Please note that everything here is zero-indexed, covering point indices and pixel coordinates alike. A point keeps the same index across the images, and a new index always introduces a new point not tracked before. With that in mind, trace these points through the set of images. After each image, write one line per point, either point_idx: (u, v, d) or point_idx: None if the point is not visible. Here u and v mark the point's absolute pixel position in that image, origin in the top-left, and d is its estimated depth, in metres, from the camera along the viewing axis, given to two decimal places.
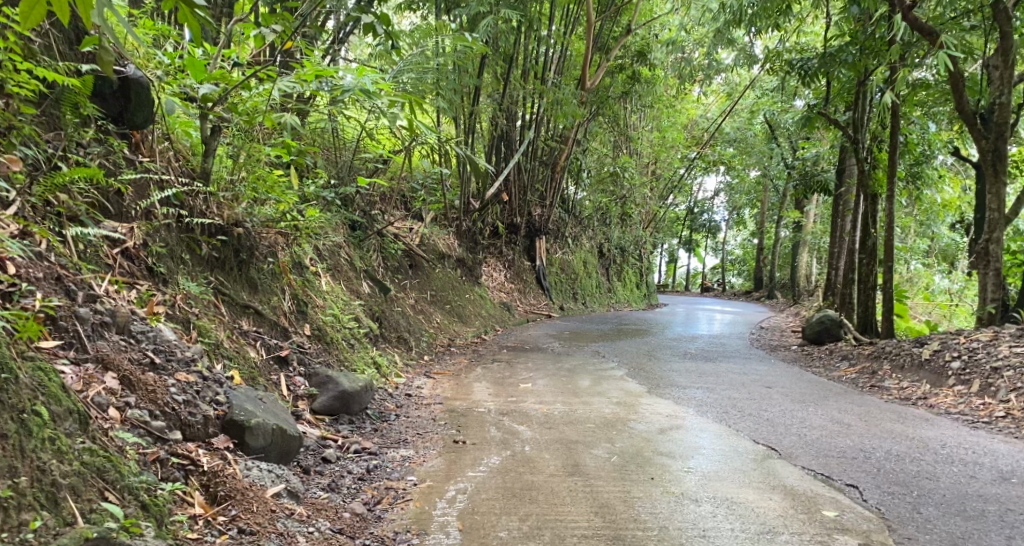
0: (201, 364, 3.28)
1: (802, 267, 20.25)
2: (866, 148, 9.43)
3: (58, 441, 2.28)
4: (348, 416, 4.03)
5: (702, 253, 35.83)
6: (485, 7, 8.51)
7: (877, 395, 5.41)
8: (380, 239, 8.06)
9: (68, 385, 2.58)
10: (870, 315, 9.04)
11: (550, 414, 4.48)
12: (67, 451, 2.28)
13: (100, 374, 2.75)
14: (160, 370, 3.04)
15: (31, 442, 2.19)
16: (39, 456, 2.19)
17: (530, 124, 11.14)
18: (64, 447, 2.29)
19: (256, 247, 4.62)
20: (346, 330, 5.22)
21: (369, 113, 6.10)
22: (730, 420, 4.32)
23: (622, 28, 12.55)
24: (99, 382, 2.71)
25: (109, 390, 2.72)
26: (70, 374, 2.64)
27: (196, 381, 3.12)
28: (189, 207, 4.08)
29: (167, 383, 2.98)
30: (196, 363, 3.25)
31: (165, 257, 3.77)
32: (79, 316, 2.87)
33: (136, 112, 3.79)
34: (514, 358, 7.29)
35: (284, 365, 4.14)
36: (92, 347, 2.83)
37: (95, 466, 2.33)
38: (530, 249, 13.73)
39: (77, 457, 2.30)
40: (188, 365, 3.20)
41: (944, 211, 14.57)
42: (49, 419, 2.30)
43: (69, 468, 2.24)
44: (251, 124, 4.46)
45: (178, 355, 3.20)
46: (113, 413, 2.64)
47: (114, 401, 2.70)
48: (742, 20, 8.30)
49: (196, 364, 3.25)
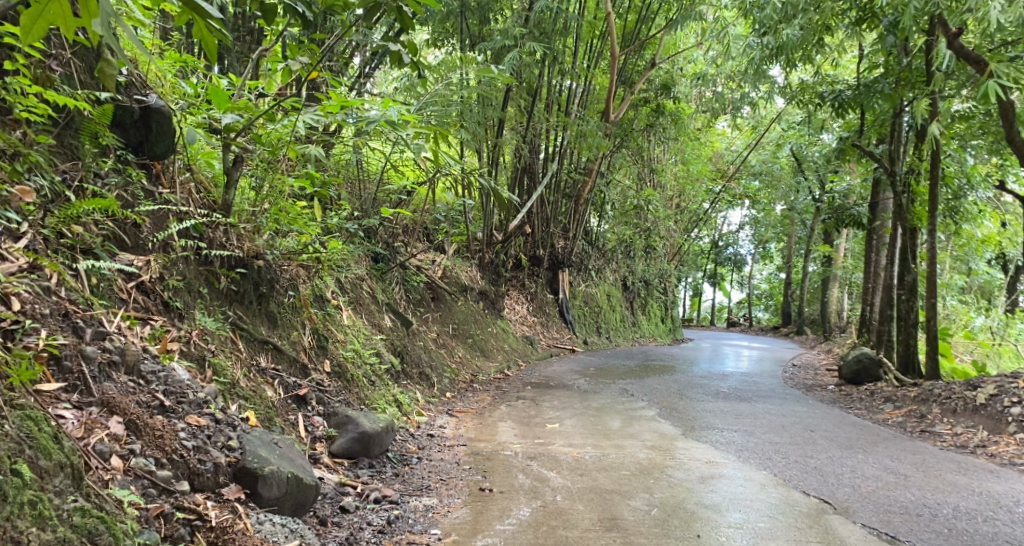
0: (214, 405, 3.11)
1: (832, 301, 19.78)
2: (902, 180, 9.17)
3: (40, 505, 2.07)
4: (368, 460, 3.83)
5: (726, 287, 35.33)
6: (510, 41, 8.48)
7: (930, 443, 5.11)
8: (403, 271, 7.92)
9: (68, 432, 2.42)
10: (911, 354, 8.71)
11: (580, 459, 4.23)
12: (50, 516, 2.07)
13: (104, 418, 2.60)
14: (170, 414, 2.87)
15: (6, 508, 1.97)
16: (15, 524, 1.96)
17: (553, 156, 11.04)
18: (47, 511, 2.08)
19: (277, 280, 4.47)
20: (367, 367, 5.03)
21: (394, 144, 6.01)
22: (775, 468, 4.04)
23: (646, 62, 12.54)
24: (103, 427, 2.56)
25: (113, 437, 2.56)
26: (70, 420, 2.48)
27: (208, 425, 2.94)
28: (208, 239, 3.95)
29: (177, 428, 2.80)
30: (208, 405, 3.07)
31: (182, 290, 3.64)
32: (85, 355, 2.72)
33: (157, 142, 3.67)
34: (540, 395, 7.05)
35: (302, 404, 3.97)
36: (97, 389, 2.68)
37: (85, 530, 2.14)
38: (553, 281, 13.51)
39: (66, 520, 2.11)
40: (200, 408, 3.02)
41: (983, 246, 14.16)
42: (32, 478, 2.10)
43: (51, 536, 2.04)
44: (275, 156, 4.35)
45: (190, 397, 3.02)
46: (115, 462, 2.48)
47: (117, 448, 2.54)
48: (773, 55, 8.15)
49: (209, 406, 3.07)
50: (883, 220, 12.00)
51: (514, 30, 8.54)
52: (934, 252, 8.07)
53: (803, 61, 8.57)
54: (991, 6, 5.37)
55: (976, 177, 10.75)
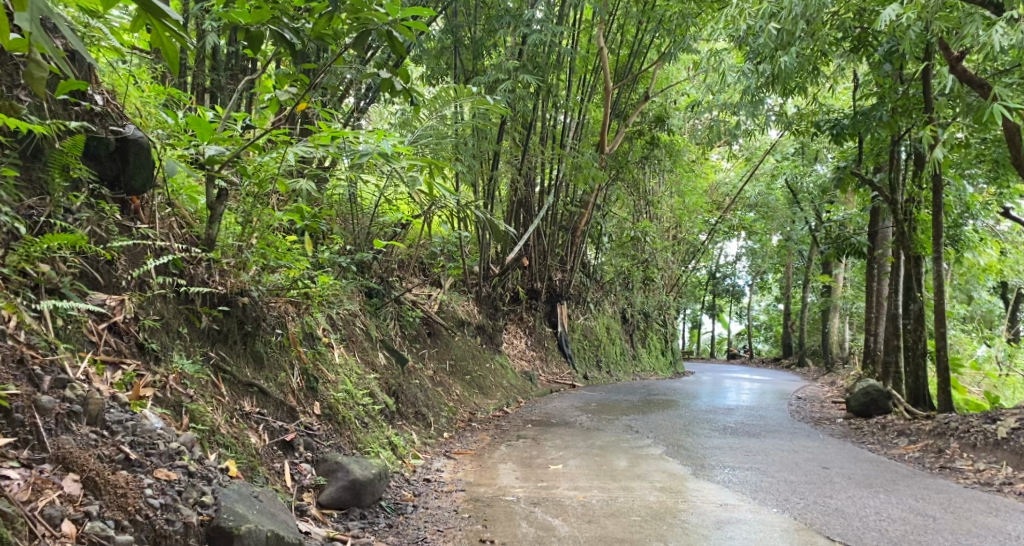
0: (188, 456, 2.91)
1: (834, 332, 19.57)
2: (904, 208, 9.05)
3: None
4: (360, 510, 3.58)
5: (725, 318, 35.09)
6: (503, 74, 8.39)
7: (952, 482, 4.92)
8: (398, 307, 7.70)
9: (12, 496, 2.22)
10: (922, 385, 8.55)
11: (587, 503, 3.99)
12: None
13: (57, 477, 2.40)
14: (137, 468, 2.66)
15: None
16: None
17: (549, 189, 10.91)
18: None
19: (264, 318, 4.25)
20: (359, 408, 4.79)
21: (387, 177, 5.87)
22: (793, 512, 3.82)
23: (638, 95, 12.56)
24: (54, 487, 2.35)
25: (66, 498, 2.35)
26: (16, 480, 2.28)
27: (179, 479, 2.73)
28: (189, 275, 3.76)
29: (143, 484, 2.59)
30: (181, 456, 2.86)
31: (159, 331, 3.44)
32: (39, 406, 2.53)
33: (135, 175, 3.49)
34: (541, 434, 6.78)
35: (289, 450, 3.75)
36: (52, 444, 2.48)
37: None
38: (551, 315, 13.27)
39: None
40: (170, 460, 2.81)
41: (985, 274, 14.06)
42: None
43: None
44: (262, 189, 4.18)
45: (160, 448, 2.81)
46: (67, 528, 2.27)
47: (71, 511, 2.33)
48: (770, 84, 8.01)
49: (181, 459, 2.86)
50: (884, 248, 11.88)
51: (508, 63, 8.46)
52: (941, 280, 7.93)
53: (799, 90, 8.46)
54: (993, 32, 5.22)
55: (975, 205, 10.69)
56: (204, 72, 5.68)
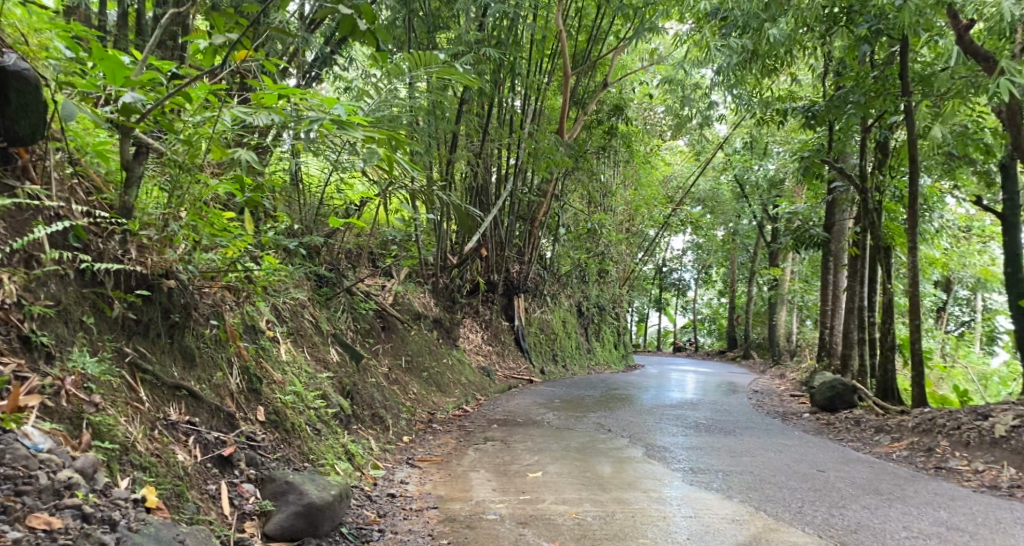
0: (83, 490, 2.27)
1: (783, 325, 19.67)
2: (875, 200, 8.84)
3: None
4: (316, 540, 2.96)
5: (671, 313, 35.18)
6: (464, 47, 7.72)
7: (958, 486, 4.61)
8: (350, 298, 7.01)
9: None
10: (892, 380, 8.38)
11: (583, 522, 3.45)
12: None
13: None
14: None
15: None
16: None
17: (507, 174, 10.34)
18: None
19: (195, 306, 3.54)
20: (311, 412, 4.13)
21: (337, 151, 5.18)
22: (816, 527, 3.46)
23: (597, 83, 12.11)
24: None
25: None
26: None
27: (65, 528, 2.11)
28: (96, 251, 3.08)
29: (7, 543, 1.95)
30: (72, 492, 2.23)
31: (53, 320, 2.78)
32: None
33: (19, 120, 2.79)
34: (509, 435, 6.22)
35: (226, 468, 3.09)
36: None
37: None
38: (507, 307, 12.69)
39: None
40: (58, 498, 2.18)
41: (933, 267, 14.25)
42: None
43: None
44: (194, 154, 3.45)
45: (40, 482, 2.16)
46: None
47: None
48: (746, 64, 7.62)
49: (75, 494, 2.24)
50: (842, 242, 11.78)
51: (468, 36, 7.81)
52: (916, 273, 7.72)
53: (775, 68, 8.05)
54: None
55: (931, 200, 10.65)
56: (128, 33, 4.92)
